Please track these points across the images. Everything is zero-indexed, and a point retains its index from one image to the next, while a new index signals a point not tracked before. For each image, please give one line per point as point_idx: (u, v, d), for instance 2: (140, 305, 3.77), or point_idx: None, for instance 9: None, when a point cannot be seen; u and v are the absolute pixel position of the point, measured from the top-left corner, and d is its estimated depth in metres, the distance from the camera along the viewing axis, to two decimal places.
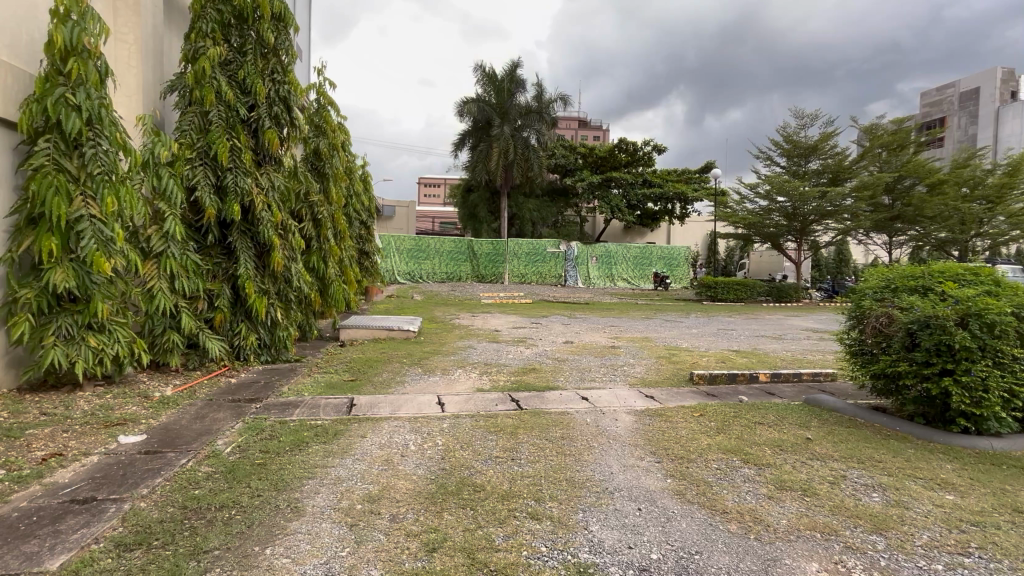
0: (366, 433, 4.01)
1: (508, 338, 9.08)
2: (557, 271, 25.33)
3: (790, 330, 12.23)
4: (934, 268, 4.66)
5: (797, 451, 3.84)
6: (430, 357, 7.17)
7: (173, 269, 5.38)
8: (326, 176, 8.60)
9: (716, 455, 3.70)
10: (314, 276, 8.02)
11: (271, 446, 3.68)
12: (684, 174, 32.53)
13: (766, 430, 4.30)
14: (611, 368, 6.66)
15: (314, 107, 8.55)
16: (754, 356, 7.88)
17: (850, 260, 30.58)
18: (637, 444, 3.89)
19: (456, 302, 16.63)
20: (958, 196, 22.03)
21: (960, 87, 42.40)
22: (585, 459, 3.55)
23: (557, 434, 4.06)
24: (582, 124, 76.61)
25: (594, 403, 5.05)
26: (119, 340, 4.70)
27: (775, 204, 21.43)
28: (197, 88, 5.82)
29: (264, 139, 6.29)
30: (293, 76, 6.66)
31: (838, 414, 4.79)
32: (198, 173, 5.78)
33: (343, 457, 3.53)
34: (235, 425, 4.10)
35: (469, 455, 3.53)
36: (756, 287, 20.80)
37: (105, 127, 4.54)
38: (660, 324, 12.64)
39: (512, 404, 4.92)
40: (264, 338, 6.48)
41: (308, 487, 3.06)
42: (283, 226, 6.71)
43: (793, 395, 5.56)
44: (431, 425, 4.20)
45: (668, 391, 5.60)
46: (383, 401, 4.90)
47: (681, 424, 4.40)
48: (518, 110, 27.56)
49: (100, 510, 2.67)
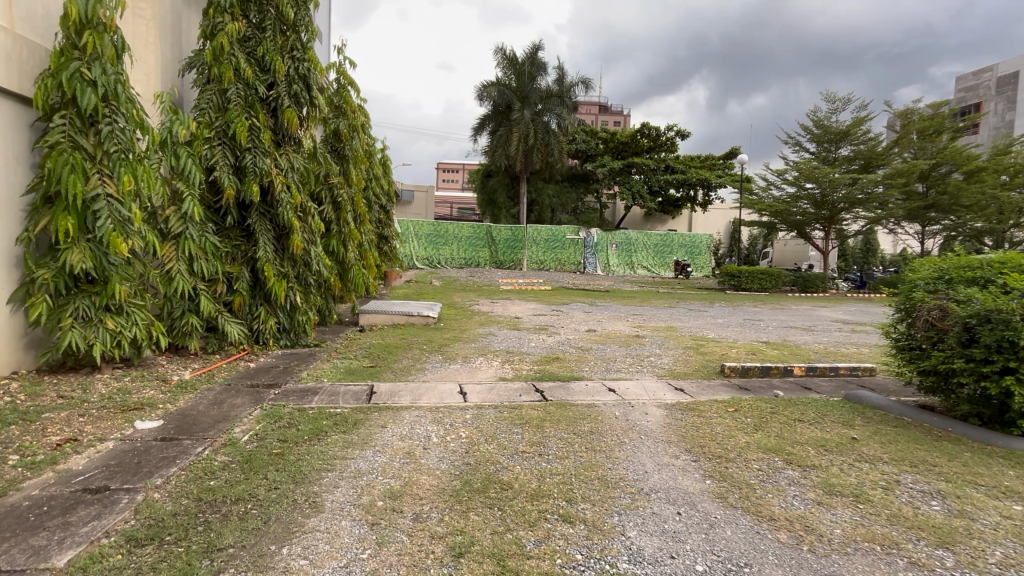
0: (386, 423, 3.86)
1: (530, 325, 8.93)
2: (575, 258, 25.02)
3: (820, 321, 11.87)
4: (993, 257, 4.32)
5: (843, 452, 3.60)
6: (451, 344, 7.01)
7: (192, 251, 5.28)
8: (347, 159, 8.44)
9: (756, 455, 3.48)
10: (334, 260, 7.90)
11: (289, 435, 3.56)
12: (708, 160, 31.88)
13: (807, 427, 4.05)
14: (638, 358, 6.44)
15: (335, 87, 8.30)
16: (787, 348, 7.61)
17: (878, 250, 29.76)
18: (671, 441, 3.68)
19: (475, 288, 16.49)
20: (998, 184, 21.13)
21: (998, 71, 40.68)
22: (615, 456, 3.35)
23: (586, 428, 3.87)
24: (603, 109, 76.14)
25: (622, 395, 4.84)
26: (138, 322, 4.60)
27: (804, 191, 20.81)
28: (215, 65, 5.64)
29: (283, 118, 6.14)
30: (313, 54, 6.49)
31: (881, 412, 4.53)
32: (217, 153, 5.64)
33: (363, 448, 3.38)
34: (254, 412, 3.98)
35: (494, 449, 3.36)
36: (781, 276, 20.30)
37: (122, 103, 4.41)
38: (684, 313, 12.33)
39: (537, 395, 4.73)
40: (284, 322, 6.39)
41: (328, 480, 2.92)
42: (302, 209, 6.59)
43: (831, 391, 5.30)
44: (454, 416, 4.03)
45: (697, 383, 5.38)
46: (404, 389, 4.74)
47: (716, 420, 4.18)
48: (539, 94, 27.14)
49: (113, 501, 2.55)
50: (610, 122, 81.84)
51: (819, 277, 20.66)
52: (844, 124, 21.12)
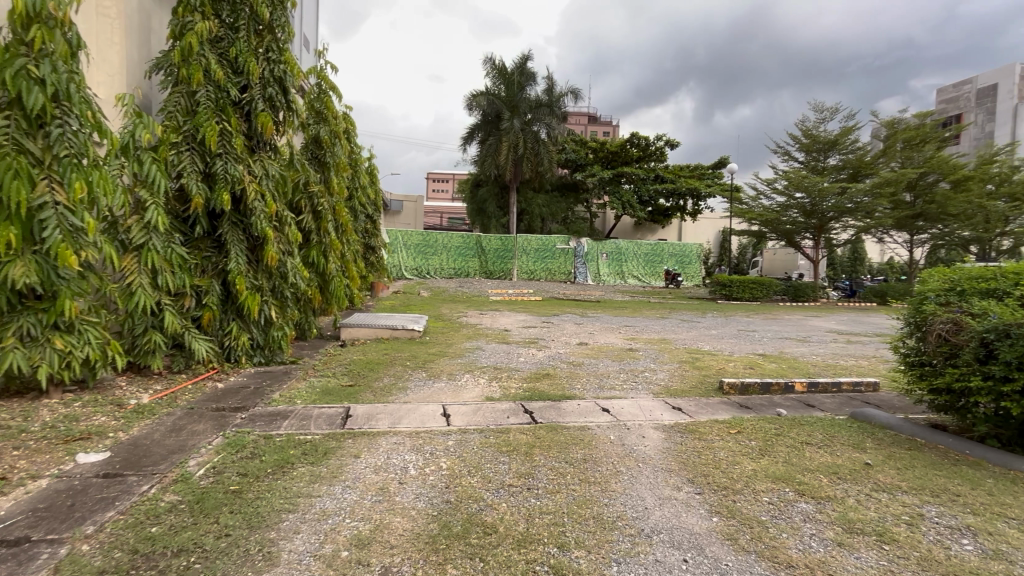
0: (359, 452, 3.51)
1: (519, 339, 8.62)
2: (566, 268, 24.82)
3: (814, 331, 11.66)
4: (1007, 267, 4.09)
5: (858, 480, 3.31)
6: (436, 360, 6.66)
7: (156, 263, 4.92)
8: (328, 167, 8.11)
9: (765, 485, 3.17)
10: (314, 271, 7.54)
11: (251, 469, 3.20)
12: (696, 169, 31.92)
13: (816, 452, 3.76)
14: (632, 374, 6.14)
15: (316, 91, 7.92)
16: (784, 361, 7.36)
17: (866, 260, 29.92)
18: (673, 470, 3.37)
19: (464, 299, 16.18)
20: (983, 193, 21.23)
21: (977, 83, 41.42)
22: (612, 490, 3.04)
23: (579, 455, 3.55)
24: (593, 120, 77.14)
25: (617, 416, 4.54)
26: (90, 342, 4.24)
27: (794, 200, 20.78)
28: (183, 66, 5.31)
29: (257, 123, 5.83)
30: (290, 55, 6.19)
31: (891, 432, 4.27)
32: (185, 159, 5.30)
33: (332, 483, 3.03)
34: (215, 441, 3.63)
35: (477, 482, 3.03)
36: (772, 286, 20.19)
37: (75, 104, 4.08)
38: (676, 324, 12.09)
39: (526, 416, 4.40)
40: (257, 338, 6.05)
41: (288, 524, 2.58)
42: (279, 218, 6.25)
43: (835, 408, 5.03)
44: (435, 443, 3.69)
45: (696, 402, 5.07)
46: (383, 412, 4.40)
47: (718, 444, 3.87)
48: (528, 103, 27.01)
49: (30, 557, 2.19)
50: (600, 133, 82.33)
51: (810, 286, 20.60)
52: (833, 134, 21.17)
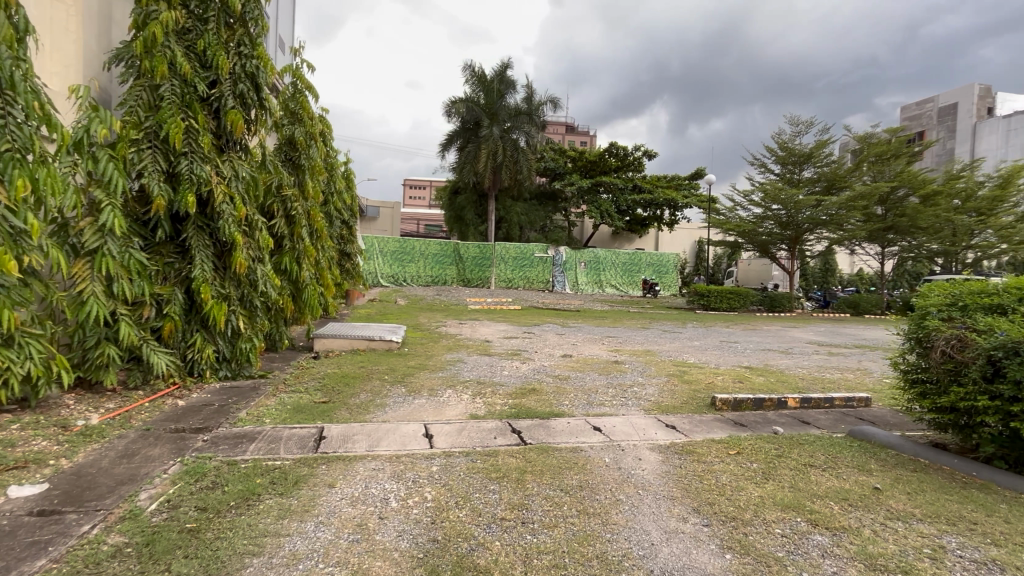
0: (334, 481, 3.17)
1: (501, 350, 8.32)
2: (544, 276, 24.64)
3: (795, 343, 11.64)
4: (1010, 282, 3.98)
5: (870, 507, 3.12)
6: (415, 373, 6.33)
7: (111, 270, 4.52)
8: (303, 169, 7.74)
9: (775, 515, 2.95)
10: (286, 279, 7.15)
11: (211, 502, 2.85)
12: (674, 180, 32.19)
13: (822, 475, 3.56)
14: (621, 390, 5.89)
15: (291, 91, 7.57)
16: (772, 374, 7.22)
17: (836, 271, 30.53)
18: (676, 498, 3.13)
19: (442, 307, 15.81)
20: (951, 207, 21.78)
21: (939, 102, 42.95)
22: (614, 522, 2.78)
23: (574, 482, 3.29)
24: (570, 130, 77.93)
25: (610, 435, 4.29)
26: (33, 356, 3.82)
27: (770, 212, 21.03)
28: (146, 58, 4.93)
29: (227, 120, 5.46)
30: (263, 51, 5.84)
31: (894, 452, 4.11)
32: (146, 157, 4.90)
33: (303, 519, 2.70)
34: (171, 468, 3.26)
35: (467, 517, 2.74)
36: (749, 296, 20.31)
37: (19, 93, 3.69)
38: (659, 335, 11.93)
39: (515, 437, 4.12)
40: (223, 351, 5.65)
41: (252, 570, 2.25)
42: (248, 222, 5.88)
43: (832, 425, 4.87)
44: (418, 469, 3.38)
45: (689, 419, 4.86)
46: (359, 433, 4.06)
47: (719, 467, 3.65)
48: (507, 111, 26.87)
49: None
50: (577, 142, 82.92)
51: (785, 296, 20.80)
52: (807, 147, 21.60)
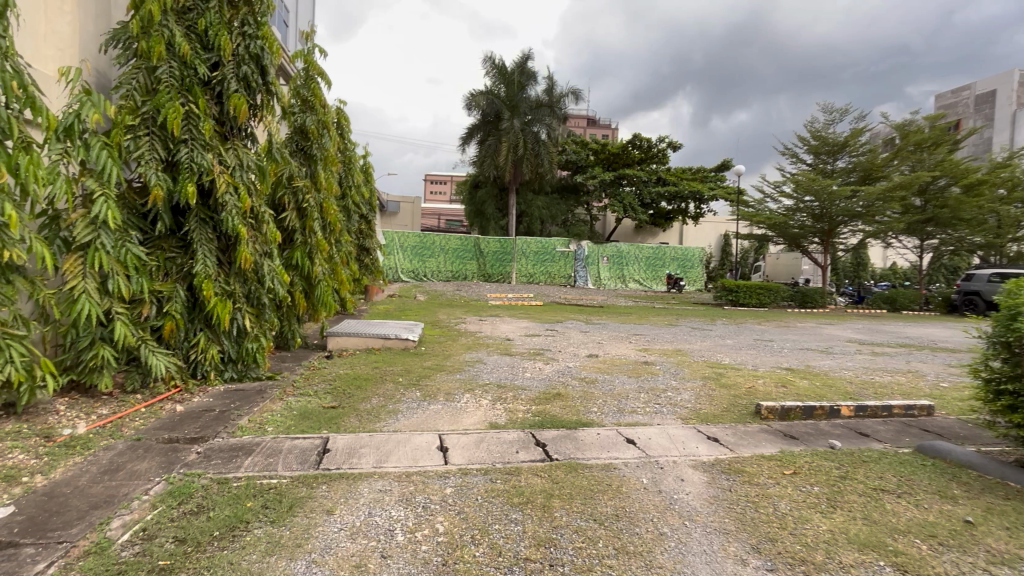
0: (333, 507, 2.77)
1: (522, 349, 7.88)
2: (565, 271, 24.18)
3: (835, 341, 10.96)
4: None
5: (966, 547, 2.61)
6: (431, 376, 5.93)
7: (105, 265, 4.19)
8: (315, 159, 7.39)
9: (853, 557, 2.47)
10: (298, 275, 6.81)
11: (192, 532, 2.48)
12: (699, 172, 31.32)
13: (901, 504, 3.04)
14: (654, 395, 5.40)
15: (302, 77, 7.24)
16: (817, 377, 6.65)
17: (869, 266, 29.40)
18: (731, 533, 2.66)
19: (462, 303, 15.41)
20: (996, 198, 20.63)
21: (977, 90, 41.19)
22: (659, 567, 2.32)
23: (608, 510, 2.83)
24: (591, 124, 76.99)
25: (645, 450, 3.83)
26: (13, 359, 3.47)
27: (803, 203, 20.15)
28: (143, 38, 4.60)
29: (230, 105, 5.11)
30: (269, 30, 5.47)
31: (977, 473, 3.56)
32: (143, 144, 4.56)
33: (294, 556, 2.31)
34: (154, 488, 2.90)
35: (485, 557, 2.32)
36: (780, 292, 19.46)
37: None
38: (688, 333, 11.34)
39: (539, 451, 3.68)
40: (229, 352, 5.34)
41: None
42: (256, 214, 5.54)
43: (895, 439, 4.32)
44: (430, 492, 2.97)
45: (733, 430, 4.37)
46: (367, 446, 3.68)
47: (776, 492, 3.16)
48: (528, 103, 26.41)
49: None
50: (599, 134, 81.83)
51: (818, 292, 19.90)
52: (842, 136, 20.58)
